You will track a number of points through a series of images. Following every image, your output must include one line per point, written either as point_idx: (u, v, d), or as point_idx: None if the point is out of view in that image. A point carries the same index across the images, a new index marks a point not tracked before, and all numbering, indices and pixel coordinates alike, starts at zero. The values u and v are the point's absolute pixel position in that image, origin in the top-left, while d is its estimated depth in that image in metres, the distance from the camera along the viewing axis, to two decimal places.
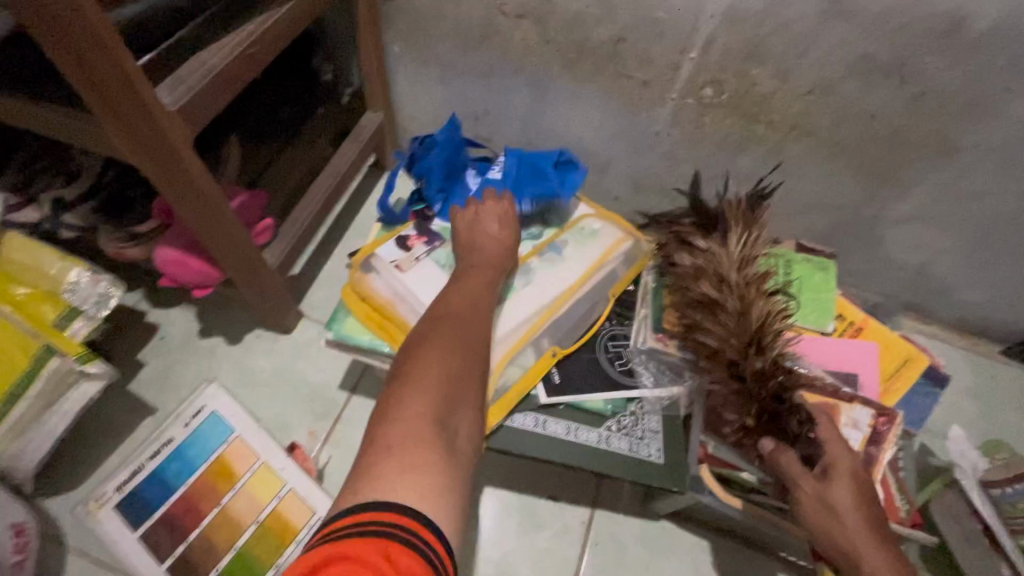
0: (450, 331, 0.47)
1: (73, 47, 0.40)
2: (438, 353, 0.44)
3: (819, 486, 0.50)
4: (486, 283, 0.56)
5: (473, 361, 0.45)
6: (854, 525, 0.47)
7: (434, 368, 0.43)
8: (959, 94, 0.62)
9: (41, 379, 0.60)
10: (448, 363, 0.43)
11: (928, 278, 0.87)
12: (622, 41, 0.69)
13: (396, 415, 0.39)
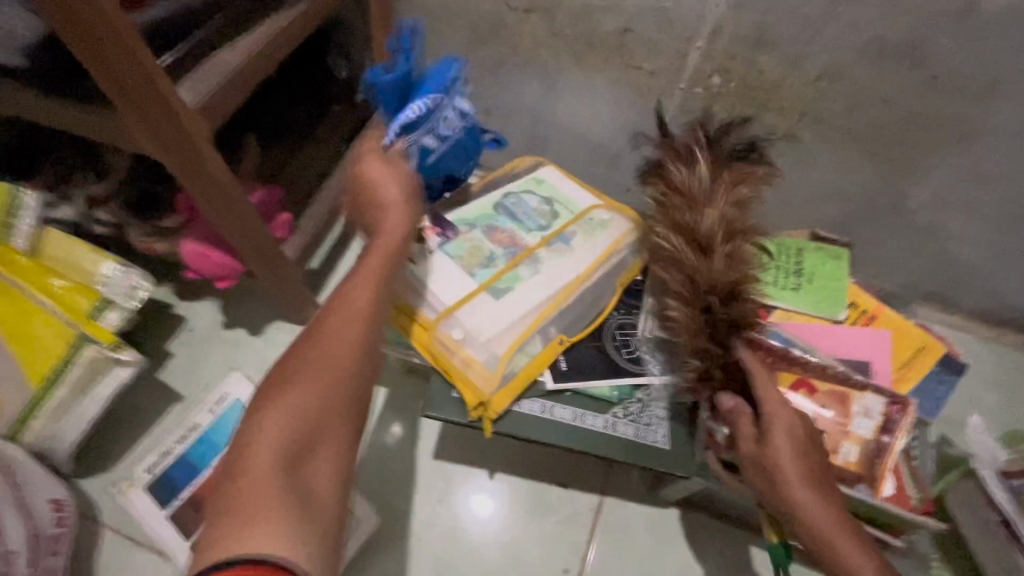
0: (314, 366, 0.45)
1: (98, 49, 0.43)
2: (301, 396, 0.43)
3: (756, 450, 0.55)
4: (377, 271, 0.51)
5: (338, 386, 0.45)
6: (799, 495, 0.51)
7: (288, 417, 0.42)
8: (976, 77, 0.60)
9: (77, 365, 0.63)
10: (307, 398, 0.43)
11: (950, 268, 0.85)
12: (630, 32, 0.70)
13: (246, 466, 0.40)
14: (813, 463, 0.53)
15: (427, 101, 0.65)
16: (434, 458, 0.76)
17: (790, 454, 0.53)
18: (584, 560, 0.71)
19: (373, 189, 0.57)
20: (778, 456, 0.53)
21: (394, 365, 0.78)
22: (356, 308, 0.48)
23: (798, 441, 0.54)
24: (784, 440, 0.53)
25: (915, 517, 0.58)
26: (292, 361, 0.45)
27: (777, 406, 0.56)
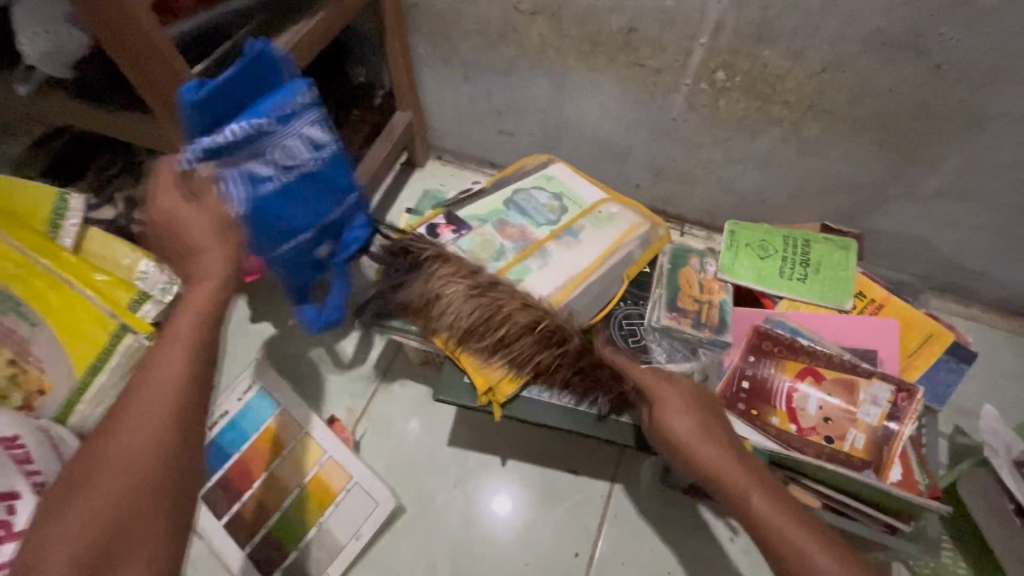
0: (103, 469, 0.36)
1: (137, 59, 0.47)
2: (98, 500, 0.35)
3: (653, 420, 0.57)
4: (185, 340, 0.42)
5: (154, 484, 0.37)
6: (721, 459, 0.51)
7: (74, 534, 0.34)
8: (980, 64, 0.61)
9: (117, 354, 0.68)
10: (101, 507, 0.35)
11: (964, 257, 0.85)
12: (634, 31, 0.72)
13: None
14: (716, 431, 0.54)
15: (250, 124, 0.53)
16: (449, 445, 0.79)
17: (722, 456, 0.52)
18: (595, 545, 0.73)
19: (171, 215, 0.48)
20: (693, 452, 0.53)
21: (411, 357, 0.81)
22: (164, 384, 0.39)
23: (704, 423, 0.54)
24: (692, 435, 0.53)
25: (924, 500, 0.57)
26: (79, 464, 0.36)
27: (665, 391, 0.57)
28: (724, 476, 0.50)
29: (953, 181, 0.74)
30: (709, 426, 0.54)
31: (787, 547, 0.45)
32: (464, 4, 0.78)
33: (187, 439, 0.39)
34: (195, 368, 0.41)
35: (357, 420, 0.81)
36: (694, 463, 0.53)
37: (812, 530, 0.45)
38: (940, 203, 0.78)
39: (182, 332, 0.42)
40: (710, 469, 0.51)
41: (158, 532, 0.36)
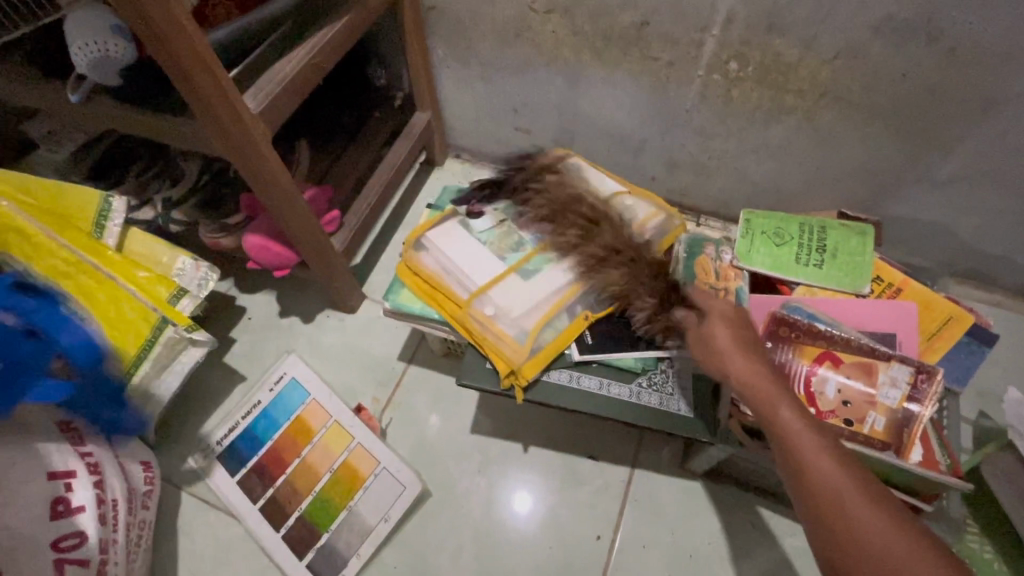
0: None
1: (178, 63, 0.51)
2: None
3: (699, 329, 0.57)
4: None
5: None
6: (749, 367, 0.50)
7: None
8: (993, 47, 0.61)
9: (158, 346, 0.72)
10: None
11: (986, 243, 0.84)
12: (646, 25, 0.73)
13: None
14: (750, 336, 0.54)
15: None
16: (472, 433, 0.81)
17: (751, 371, 0.50)
18: (616, 528, 0.74)
19: None
20: (727, 357, 0.52)
21: (433, 347, 0.84)
22: None
23: (735, 337, 0.54)
24: (728, 345, 0.53)
25: (944, 479, 0.57)
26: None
27: (716, 302, 0.59)
28: (751, 387, 0.49)
29: (971, 165, 0.74)
30: (744, 339, 0.54)
31: (799, 456, 0.43)
32: (480, 5, 0.80)
33: None
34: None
35: (383, 408, 0.84)
36: (723, 369, 0.52)
37: (832, 448, 0.43)
38: (959, 188, 0.78)
39: None
40: (741, 377, 0.50)
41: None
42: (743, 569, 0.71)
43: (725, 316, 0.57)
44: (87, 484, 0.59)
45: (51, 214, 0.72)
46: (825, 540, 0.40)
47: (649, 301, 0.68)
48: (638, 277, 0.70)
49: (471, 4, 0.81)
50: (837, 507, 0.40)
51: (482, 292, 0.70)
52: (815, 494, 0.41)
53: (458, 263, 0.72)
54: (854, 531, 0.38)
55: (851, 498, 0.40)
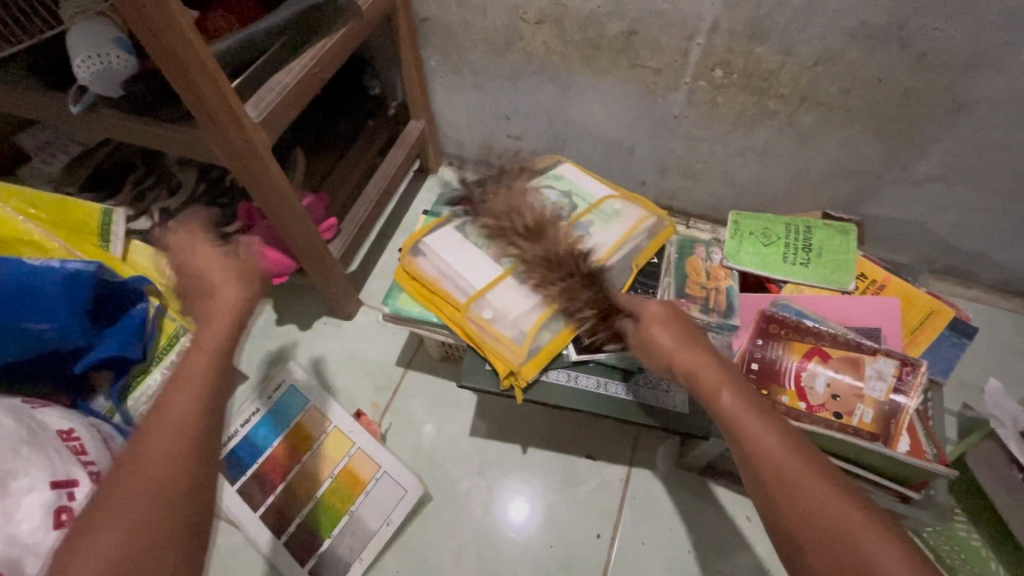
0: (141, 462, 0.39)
1: (184, 75, 0.52)
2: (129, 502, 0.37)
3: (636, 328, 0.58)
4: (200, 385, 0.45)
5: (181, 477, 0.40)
6: (681, 356, 0.51)
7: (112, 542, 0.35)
8: (962, 52, 0.64)
9: (174, 353, 0.77)
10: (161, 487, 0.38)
11: (963, 240, 0.87)
12: (634, 34, 0.76)
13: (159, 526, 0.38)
14: (686, 328, 0.54)
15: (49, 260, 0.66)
16: (471, 435, 0.82)
17: (695, 357, 0.50)
18: (615, 525, 0.75)
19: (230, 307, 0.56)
20: (670, 353, 0.52)
21: (431, 351, 0.85)
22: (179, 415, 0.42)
23: (671, 331, 0.53)
24: (667, 338, 0.53)
25: (929, 467, 0.59)
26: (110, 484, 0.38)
27: (642, 302, 0.59)
28: (697, 375, 0.48)
29: (945, 166, 0.77)
30: (681, 332, 0.54)
31: (746, 438, 0.42)
32: (472, 15, 0.82)
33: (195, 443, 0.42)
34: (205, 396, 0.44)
35: (382, 413, 0.84)
36: (666, 356, 0.52)
37: (778, 428, 0.42)
38: (935, 187, 0.81)
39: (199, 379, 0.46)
40: (686, 368, 0.50)
41: (193, 507, 0.39)
42: (741, 562, 0.72)
43: (659, 314, 0.56)
44: (89, 493, 0.58)
45: (68, 231, 0.77)
46: (776, 517, 0.39)
47: (586, 311, 0.67)
48: (578, 287, 0.68)
49: (463, 15, 0.83)
50: (782, 481, 0.39)
51: (479, 293, 0.71)
52: (761, 472, 0.40)
53: (449, 266, 0.73)
54: (800, 504, 0.38)
55: (796, 471, 0.39)
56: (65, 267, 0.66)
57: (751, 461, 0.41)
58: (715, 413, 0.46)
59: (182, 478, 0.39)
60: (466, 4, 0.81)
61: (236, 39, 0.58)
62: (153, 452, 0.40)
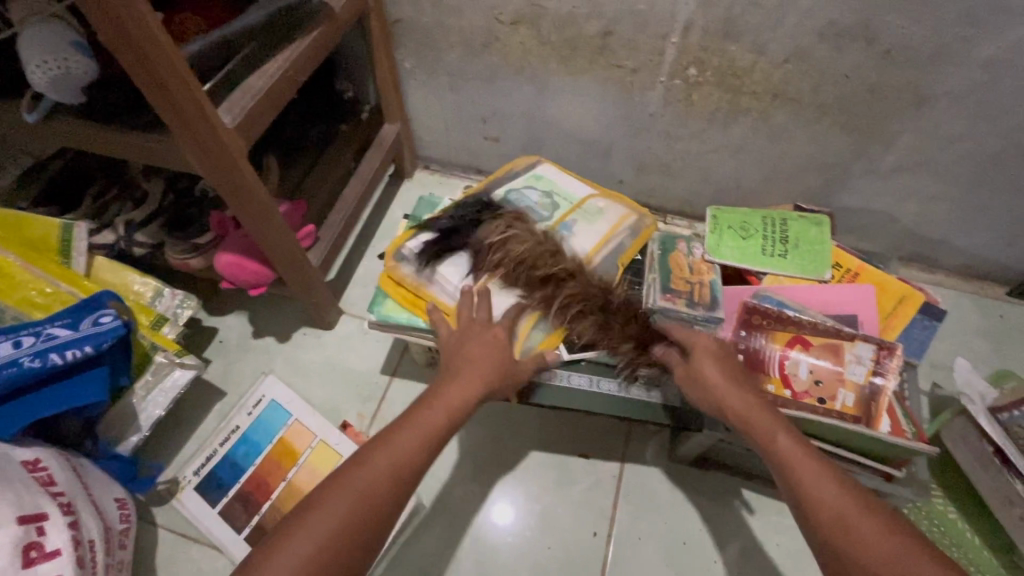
0: (358, 482, 0.45)
1: (159, 84, 0.50)
2: (331, 513, 0.42)
3: (687, 366, 0.61)
4: (429, 431, 0.51)
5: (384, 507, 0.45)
6: (722, 388, 0.57)
7: (316, 540, 0.41)
8: (923, 48, 0.67)
9: (149, 372, 0.72)
10: (361, 504, 0.44)
11: (927, 227, 0.91)
12: (611, 34, 0.77)
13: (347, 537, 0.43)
14: (731, 368, 0.59)
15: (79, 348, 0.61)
16: (463, 441, 0.81)
17: (750, 409, 0.55)
18: (611, 522, 0.75)
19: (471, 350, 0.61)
20: (721, 395, 0.56)
21: (418, 358, 0.83)
22: (409, 446, 0.49)
23: (724, 371, 0.58)
24: (718, 380, 0.57)
25: (913, 447, 0.61)
26: (332, 484, 0.44)
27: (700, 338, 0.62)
28: (752, 427, 0.53)
29: (909, 156, 0.81)
30: (733, 375, 0.58)
31: (803, 483, 0.47)
32: (447, 16, 0.81)
33: (399, 481, 0.47)
34: (430, 443, 0.50)
35: (370, 424, 0.82)
36: (720, 400, 0.56)
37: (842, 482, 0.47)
38: (900, 177, 0.84)
39: (431, 422, 0.52)
40: (741, 417, 0.55)
41: (357, 553, 0.43)
42: (735, 550, 0.73)
43: (708, 347, 0.60)
44: (62, 526, 0.54)
45: (25, 247, 0.73)
46: (832, 559, 0.44)
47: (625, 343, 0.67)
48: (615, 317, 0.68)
49: (438, 15, 0.82)
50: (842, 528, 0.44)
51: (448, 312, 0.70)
52: (820, 518, 0.45)
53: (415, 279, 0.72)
54: (860, 552, 0.42)
55: (856, 521, 0.44)
56: (98, 346, 0.62)
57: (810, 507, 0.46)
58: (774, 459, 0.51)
59: (373, 525, 0.44)
60: (440, 5, 0.80)
61: (206, 42, 0.57)
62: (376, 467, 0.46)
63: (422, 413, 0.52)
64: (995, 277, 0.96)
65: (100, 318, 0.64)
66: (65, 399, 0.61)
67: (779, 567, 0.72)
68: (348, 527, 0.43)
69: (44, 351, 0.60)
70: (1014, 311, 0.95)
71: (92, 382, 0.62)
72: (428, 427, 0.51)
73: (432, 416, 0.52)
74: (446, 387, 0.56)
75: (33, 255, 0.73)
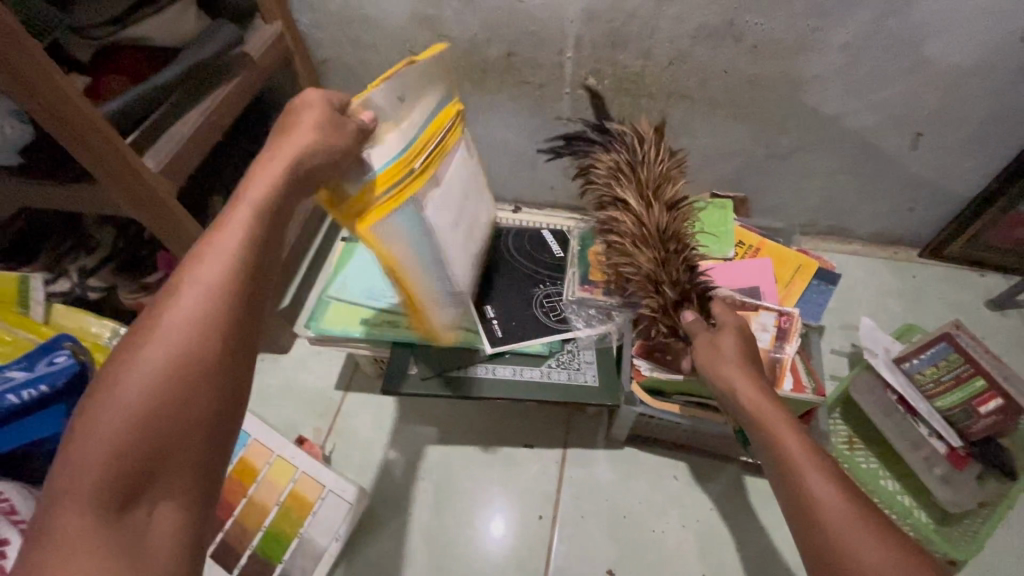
0: (150, 344, 0.34)
1: (81, 137, 0.56)
2: (124, 392, 0.33)
3: (711, 335, 0.61)
4: (233, 253, 0.39)
5: (206, 360, 0.35)
6: (730, 353, 0.58)
7: (120, 429, 0.32)
8: (784, 40, 0.74)
9: None
10: (172, 363, 0.34)
11: (833, 201, 0.98)
12: (513, 54, 0.84)
13: (167, 405, 0.34)
14: (752, 351, 0.59)
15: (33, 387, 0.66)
16: (415, 442, 0.85)
17: (765, 404, 0.51)
18: (556, 504, 0.80)
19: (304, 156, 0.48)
20: (725, 372, 0.56)
21: (367, 369, 0.89)
22: (213, 279, 0.37)
23: (741, 349, 0.59)
24: (735, 358, 0.57)
25: (812, 398, 0.67)
26: (130, 351, 0.34)
27: (727, 314, 0.64)
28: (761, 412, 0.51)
29: (800, 138, 0.88)
30: (749, 357, 0.58)
31: (803, 480, 0.44)
32: (366, 53, 0.89)
33: (216, 328, 0.36)
34: (242, 267, 0.39)
35: (326, 436, 0.86)
36: (730, 390, 0.55)
37: (826, 467, 0.45)
38: (797, 157, 0.91)
39: (235, 239, 0.40)
40: (747, 392, 0.53)
41: (188, 424, 0.34)
42: (673, 517, 0.78)
43: (739, 329, 0.61)
44: (23, 549, 0.58)
45: None
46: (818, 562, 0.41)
47: (667, 293, 0.67)
48: (654, 270, 0.67)
49: (357, 52, 0.89)
50: (829, 514, 0.42)
51: (391, 204, 0.58)
52: (807, 510, 0.43)
53: (431, 251, 0.64)
54: (853, 556, 0.39)
55: (853, 525, 0.41)
56: (52, 385, 0.67)
57: (804, 495, 0.44)
58: (772, 454, 0.48)
59: (195, 388, 0.35)
60: (358, 43, 0.87)
61: (126, 99, 0.62)
62: (181, 318, 0.36)
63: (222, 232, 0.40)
64: (905, 241, 1.03)
65: (54, 358, 0.70)
66: (31, 434, 0.66)
67: (716, 528, 0.77)
68: (139, 423, 0.33)
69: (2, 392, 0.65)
70: (926, 271, 1.01)
71: (53, 418, 0.67)
72: (233, 249, 0.39)
73: (232, 232, 0.40)
74: (248, 194, 0.43)
75: None
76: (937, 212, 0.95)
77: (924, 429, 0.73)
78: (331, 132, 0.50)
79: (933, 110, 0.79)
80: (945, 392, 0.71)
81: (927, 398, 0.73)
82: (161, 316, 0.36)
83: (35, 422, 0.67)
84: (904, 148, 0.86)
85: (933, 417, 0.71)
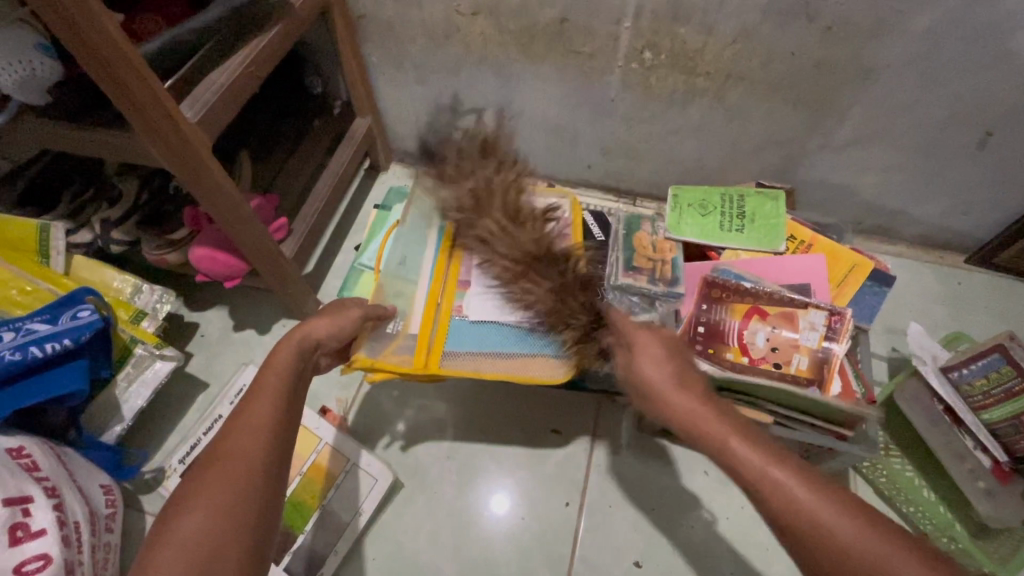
0: (226, 464, 0.42)
1: (118, 79, 0.52)
2: (199, 508, 0.40)
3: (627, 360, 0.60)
4: (275, 396, 0.49)
5: (264, 475, 0.43)
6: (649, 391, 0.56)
7: (201, 530, 0.39)
8: (860, 22, 0.69)
9: (128, 364, 0.75)
10: (236, 481, 0.42)
11: (883, 200, 0.95)
12: (566, 21, 0.79)
13: (232, 516, 0.40)
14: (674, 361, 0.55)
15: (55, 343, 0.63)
16: (440, 420, 0.83)
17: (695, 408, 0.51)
18: (583, 492, 0.78)
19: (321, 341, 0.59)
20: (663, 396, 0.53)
21: None
22: (263, 417, 0.46)
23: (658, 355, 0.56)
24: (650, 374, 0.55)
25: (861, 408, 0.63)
26: (201, 475, 0.42)
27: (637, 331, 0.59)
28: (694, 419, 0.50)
29: (860, 129, 0.83)
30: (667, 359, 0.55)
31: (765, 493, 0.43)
32: (408, 10, 0.83)
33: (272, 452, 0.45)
34: (282, 404, 0.48)
35: (349, 408, 0.84)
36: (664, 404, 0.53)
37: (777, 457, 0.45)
38: (853, 150, 0.87)
39: (275, 386, 0.50)
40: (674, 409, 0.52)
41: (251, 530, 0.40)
42: (701, 513, 0.76)
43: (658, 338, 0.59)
44: (47, 507, 0.57)
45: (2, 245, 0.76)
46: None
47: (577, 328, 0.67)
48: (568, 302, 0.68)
49: (399, 8, 0.83)
50: (772, 491, 0.43)
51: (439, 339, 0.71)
52: (785, 519, 0.42)
53: (498, 341, 0.71)
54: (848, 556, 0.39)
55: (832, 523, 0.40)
56: (77, 339, 0.64)
57: (760, 493, 0.44)
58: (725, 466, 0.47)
59: (253, 500, 0.42)
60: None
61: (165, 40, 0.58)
62: (241, 445, 0.44)
63: (263, 384, 0.50)
64: (953, 246, 0.99)
65: (78, 312, 0.67)
66: (45, 390, 0.63)
67: (744, 527, 0.75)
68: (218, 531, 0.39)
69: (22, 346, 0.62)
70: (972, 278, 0.98)
71: (72, 375, 0.64)
72: (274, 394, 0.49)
73: (270, 382, 0.50)
74: (279, 354, 0.54)
75: (17, 256, 0.76)
76: (994, 216, 0.91)
77: (970, 443, 0.71)
78: (339, 316, 0.63)
79: (1007, 108, 0.75)
80: (993, 405, 0.68)
81: (974, 410, 0.70)
82: (225, 445, 0.44)
83: (53, 378, 0.64)
84: (970, 147, 0.81)
85: (982, 432, 0.69)
